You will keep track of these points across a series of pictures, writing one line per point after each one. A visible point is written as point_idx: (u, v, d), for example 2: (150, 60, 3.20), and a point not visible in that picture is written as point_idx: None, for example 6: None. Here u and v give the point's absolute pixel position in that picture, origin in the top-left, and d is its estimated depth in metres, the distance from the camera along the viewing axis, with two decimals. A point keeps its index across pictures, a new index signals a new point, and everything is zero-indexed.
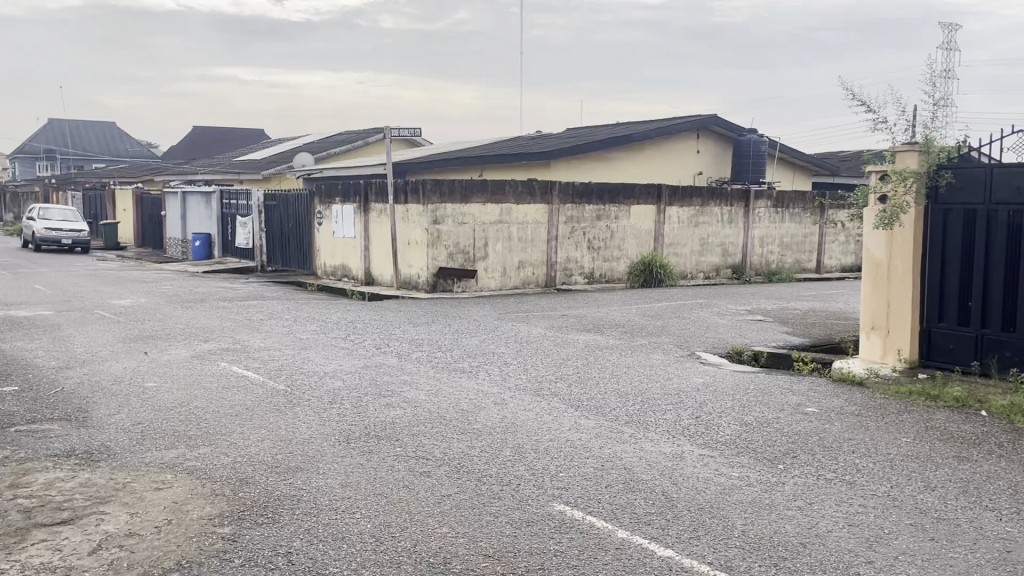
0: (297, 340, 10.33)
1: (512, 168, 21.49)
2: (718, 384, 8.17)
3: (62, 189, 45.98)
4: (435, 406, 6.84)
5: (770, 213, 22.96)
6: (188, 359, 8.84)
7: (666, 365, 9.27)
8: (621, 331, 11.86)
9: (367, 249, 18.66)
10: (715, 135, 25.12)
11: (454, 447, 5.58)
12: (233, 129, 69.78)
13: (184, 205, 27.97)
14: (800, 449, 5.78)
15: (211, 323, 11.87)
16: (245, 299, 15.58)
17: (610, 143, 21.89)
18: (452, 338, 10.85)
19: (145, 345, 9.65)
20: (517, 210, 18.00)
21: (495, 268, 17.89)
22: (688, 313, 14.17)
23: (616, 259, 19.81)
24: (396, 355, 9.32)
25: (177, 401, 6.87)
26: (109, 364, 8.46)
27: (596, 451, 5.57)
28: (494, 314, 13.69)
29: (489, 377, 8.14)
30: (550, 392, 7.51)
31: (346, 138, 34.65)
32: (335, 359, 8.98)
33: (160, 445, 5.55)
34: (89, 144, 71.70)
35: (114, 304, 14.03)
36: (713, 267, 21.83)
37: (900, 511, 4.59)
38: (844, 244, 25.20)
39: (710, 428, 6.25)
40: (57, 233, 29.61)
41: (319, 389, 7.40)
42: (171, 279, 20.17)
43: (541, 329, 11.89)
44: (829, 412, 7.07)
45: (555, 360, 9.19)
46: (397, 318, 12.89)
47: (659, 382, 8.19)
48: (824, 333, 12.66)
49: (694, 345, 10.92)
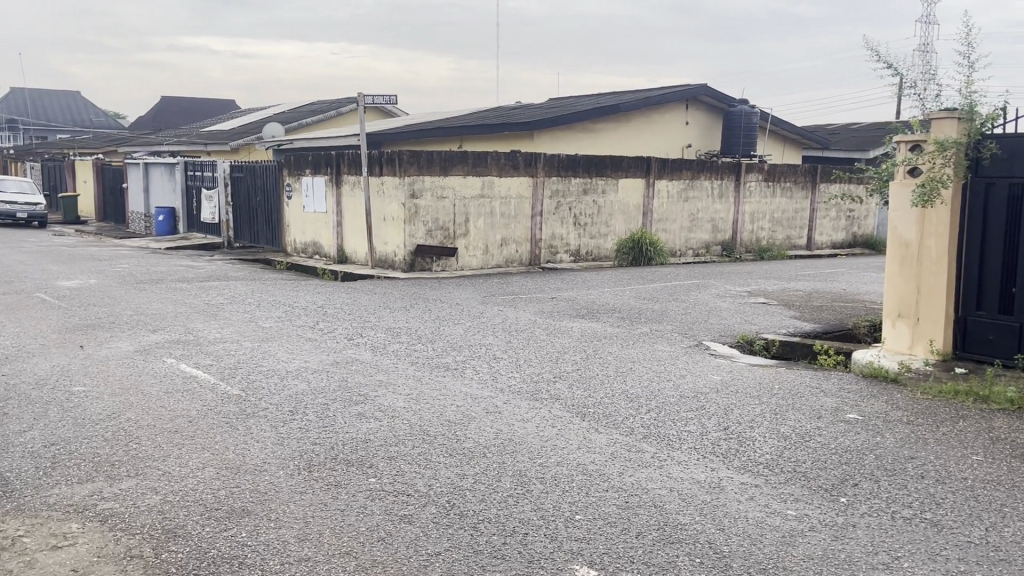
0: (259, 329, 9.20)
1: (492, 141, 20.29)
2: (738, 384, 7.15)
3: (21, 161, 44.04)
4: (416, 416, 5.77)
5: (762, 188, 22.01)
6: (130, 354, 7.70)
7: (675, 359, 8.26)
8: (618, 317, 10.82)
9: (340, 225, 17.46)
10: (704, 106, 24.03)
11: (441, 477, 4.53)
12: (203, 100, 67.78)
13: (146, 177, 26.50)
14: (859, 473, 4.79)
15: (165, 308, 10.70)
16: (206, 280, 14.39)
17: (594, 113, 20.74)
18: (433, 326, 9.75)
19: (83, 336, 8.48)
20: (499, 183, 16.86)
21: (476, 245, 16.79)
22: (685, 295, 13.18)
23: (602, 236, 18.75)
24: (370, 349, 8.21)
25: (106, 412, 5.73)
26: (36, 362, 7.30)
27: (615, 481, 4.54)
28: (477, 297, 12.64)
29: (477, 377, 7.07)
30: (550, 396, 6.47)
31: (318, 107, 33.17)
32: (300, 354, 7.87)
33: (71, 477, 4.44)
34: (53, 115, 69.29)
35: (59, 286, 12.77)
36: (703, 244, 20.87)
37: (1011, 569, 3.61)
38: (836, 220, 24.35)
39: (744, 447, 5.26)
40: (11, 206, 28.03)
41: (279, 394, 6.32)
42: (129, 256, 18.87)
43: (530, 315, 10.82)
44: (874, 418, 6.05)
45: (551, 354, 8.17)
46: (372, 303, 11.79)
47: (672, 380, 7.16)
48: (834, 317, 11.71)
49: (700, 333, 9.93)
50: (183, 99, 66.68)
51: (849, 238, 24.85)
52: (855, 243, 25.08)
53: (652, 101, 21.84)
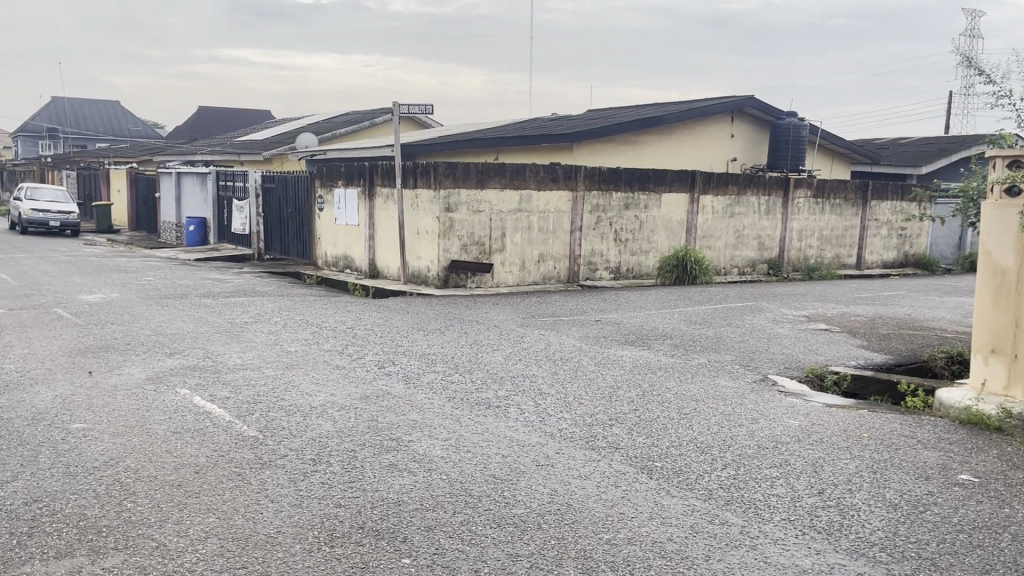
0: (283, 354, 8.48)
1: (530, 153, 19.61)
2: (821, 431, 6.26)
3: (59, 169, 44.32)
4: (456, 469, 5.00)
5: (811, 204, 21.04)
6: (141, 382, 7.00)
7: (744, 398, 7.37)
8: (670, 344, 9.95)
9: (373, 239, 16.80)
10: (751, 118, 23.09)
11: (489, 558, 3.73)
12: (239, 110, 67.98)
13: (178, 187, 26.12)
14: (1000, 562, 3.91)
15: (185, 327, 10.04)
16: (232, 295, 13.77)
17: (637, 126, 19.90)
18: (471, 353, 8.95)
19: (94, 360, 7.81)
20: (538, 197, 16.09)
21: (513, 261, 16.00)
22: (739, 320, 12.28)
23: (644, 252, 17.92)
24: (403, 380, 7.45)
25: (103, 458, 5.01)
26: (39, 392, 6.61)
27: (703, 569, 3.71)
28: (515, 318, 11.86)
29: (522, 418, 6.25)
30: (606, 444, 5.66)
31: (353, 117, 32.68)
32: (327, 385, 7.10)
33: (47, 550, 3.71)
34: (93, 123, 70.20)
35: (79, 301, 12.18)
36: (749, 262, 19.92)
37: None
38: (887, 238, 23.26)
39: (848, 519, 4.41)
40: (45, 214, 27.79)
41: (300, 437, 5.57)
42: (156, 268, 18.32)
43: (574, 340, 9.99)
44: (993, 482, 5.14)
45: (602, 389, 7.34)
46: (405, 324, 11.03)
47: (745, 426, 6.30)
48: (906, 348, 10.73)
49: (764, 365, 9.03)
50: (221, 109, 67.13)
51: (900, 257, 23.74)
52: (907, 262, 23.96)
53: (697, 113, 20.95)
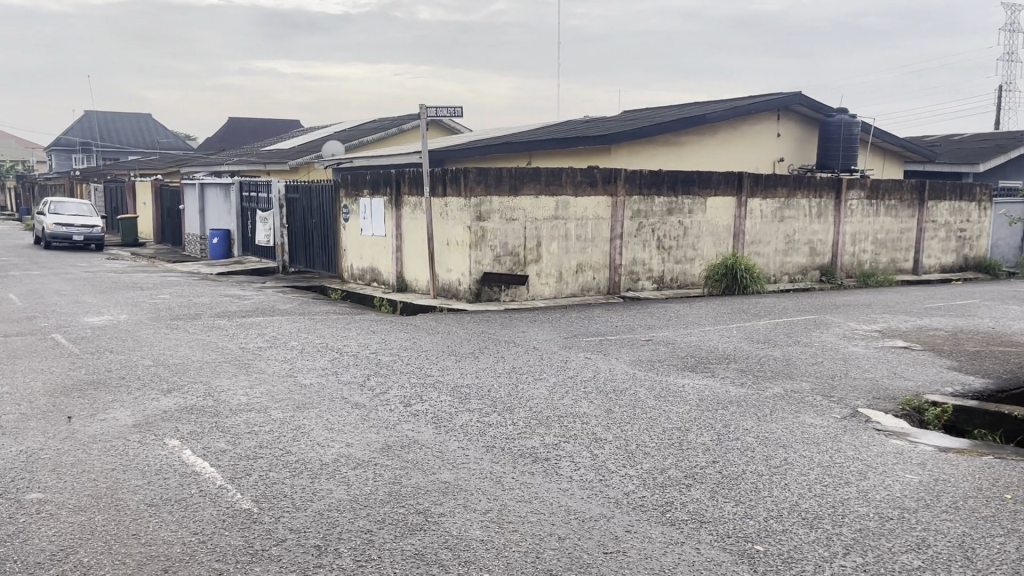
0: (296, 389, 7.39)
1: (564, 156, 18.50)
2: (951, 491, 5.04)
3: (87, 183, 43.94)
4: (498, 562, 3.84)
5: (865, 206, 19.64)
6: (124, 431, 5.94)
7: (839, 442, 6.13)
8: (736, 369, 8.72)
9: (399, 251, 15.76)
10: (798, 117, 21.74)
11: None
12: (267, 120, 67.58)
13: (202, 198, 25.34)
14: None
15: (191, 356, 9.00)
16: (248, 315, 12.75)
17: (678, 127, 18.64)
18: (510, 384, 7.78)
19: (79, 402, 6.77)
20: (575, 203, 14.92)
21: (550, 272, 14.83)
22: (805, 337, 11.01)
23: (689, 260, 16.68)
24: (431, 423, 6.32)
25: (50, 549, 3.92)
26: (3, 446, 5.57)
27: None
28: (556, 338, 10.70)
29: (578, 476, 5.10)
30: (688, 516, 4.49)
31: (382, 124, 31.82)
32: (343, 433, 5.98)
33: None
34: (123, 135, 70.09)
35: (82, 325, 11.21)
36: (800, 269, 18.59)
37: None
38: (945, 240, 21.76)
39: None
40: (68, 228, 27.14)
41: (304, 510, 4.46)
42: (175, 284, 17.41)
43: (626, 366, 8.79)
44: None
45: (669, 433, 6.14)
46: (435, 347, 9.91)
47: (855, 486, 5.09)
48: (1004, 370, 9.36)
49: (849, 396, 7.76)
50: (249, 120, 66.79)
51: (959, 261, 22.22)
52: (966, 266, 22.43)
53: (743, 111, 19.63)
